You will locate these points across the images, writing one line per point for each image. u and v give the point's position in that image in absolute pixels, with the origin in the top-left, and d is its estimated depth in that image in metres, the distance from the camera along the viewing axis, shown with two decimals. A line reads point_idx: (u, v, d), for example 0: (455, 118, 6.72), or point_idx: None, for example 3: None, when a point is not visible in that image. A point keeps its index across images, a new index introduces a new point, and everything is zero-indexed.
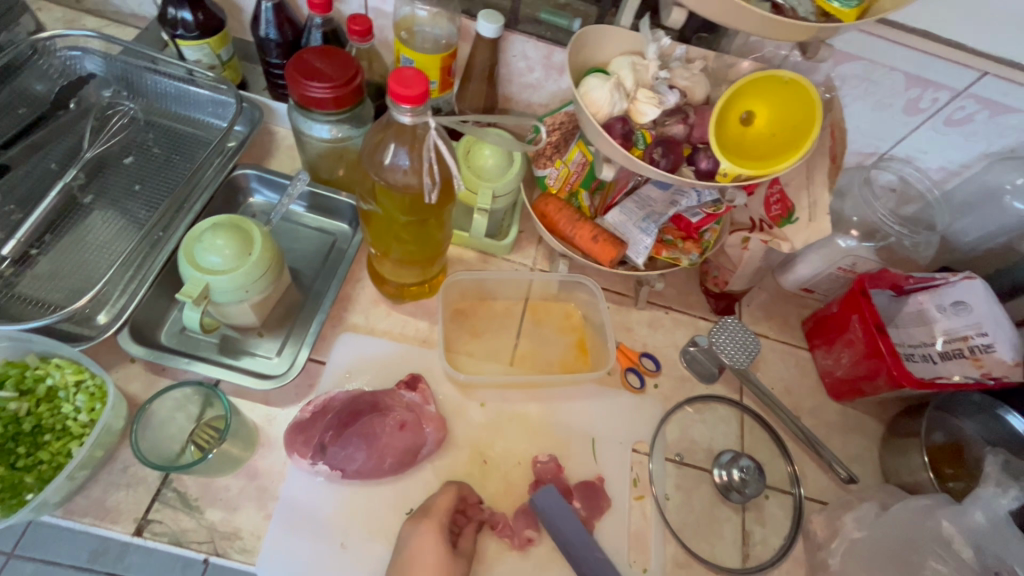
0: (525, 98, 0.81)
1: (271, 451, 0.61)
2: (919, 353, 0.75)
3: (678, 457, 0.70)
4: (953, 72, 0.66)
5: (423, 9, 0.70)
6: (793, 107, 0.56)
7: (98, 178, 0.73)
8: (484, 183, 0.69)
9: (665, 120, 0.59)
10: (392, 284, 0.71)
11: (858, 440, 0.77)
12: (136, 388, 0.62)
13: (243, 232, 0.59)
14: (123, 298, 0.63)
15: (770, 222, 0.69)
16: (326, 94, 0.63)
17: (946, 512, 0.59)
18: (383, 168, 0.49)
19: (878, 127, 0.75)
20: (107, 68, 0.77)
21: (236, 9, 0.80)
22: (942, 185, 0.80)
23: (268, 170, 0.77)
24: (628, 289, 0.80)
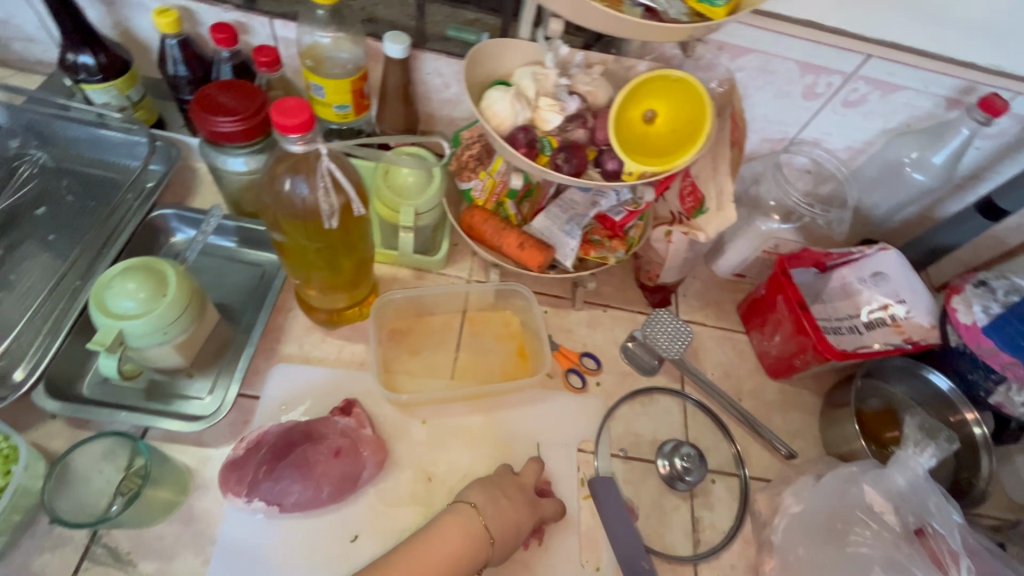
0: (446, 113, 0.82)
1: (205, 493, 0.60)
2: (846, 326, 0.77)
3: (623, 451, 0.71)
4: (841, 57, 0.69)
5: (325, 35, 0.70)
6: (686, 103, 0.58)
7: (8, 232, 0.71)
8: (404, 202, 0.69)
9: (568, 126, 0.61)
10: (321, 311, 0.70)
11: (799, 415, 0.79)
12: (58, 445, 0.60)
13: (156, 273, 0.58)
14: (38, 353, 0.61)
15: (686, 215, 0.71)
16: (234, 128, 0.62)
17: (868, 478, 0.62)
18: (283, 197, 0.49)
19: (783, 114, 0.78)
20: (11, 119, 0.75)
21: (142, 49, 0.79)
22: (851, 163, 0.85)
23: (187, 208, 0.75)
24: (565, 291, 0.82)
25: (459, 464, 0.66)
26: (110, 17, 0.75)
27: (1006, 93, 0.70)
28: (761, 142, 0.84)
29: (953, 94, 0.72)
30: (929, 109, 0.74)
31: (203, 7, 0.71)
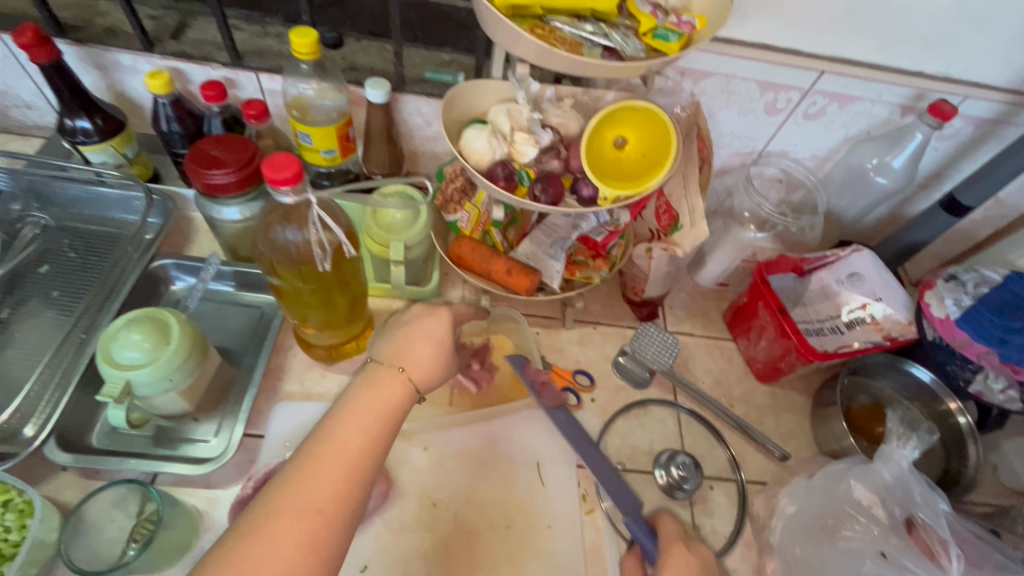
0: (429, 149, 0.86)
1: (216, 534, 0.62)
2: (828, 327, 0.79)
3: (621, 464, 0.73)
4: (797, 74, 0.74)
5: (309, 86, 0.73)
6: (652, 130, 0.62)
7: (13, 292, 0.73)
8: (394, 238, 0.72)
9: (542, 157, 0.64)
10: (319, 347, 0.72)
11: (791, 416, 0.81)
12: (70, 496, 0.62)
13: (160, 322, 0.61)
14: (47, 408, 0.62)
15: (663, 232, 0.74)
16: (229, 179, 0.66)
17: (855, 473, 0.64)
18: (278, 243, 0.52)
19: (749, 129, 0.82)
20: (12, 183, 0.78)
21: (136, 108, 0.83)
22: (818, 170, 0.88)
23: (185, 257, 0.78)
24: (555, 312, 0.84)
25: (460, 485, 0.68)
26: (104, 81, 0.79)
27: (954, 97, 0.75)
28: (732, 157, 0.88)
29: (905, 101, 0.76)
30: (885, 116, 0.79)
31: (193, 67, 0.75)
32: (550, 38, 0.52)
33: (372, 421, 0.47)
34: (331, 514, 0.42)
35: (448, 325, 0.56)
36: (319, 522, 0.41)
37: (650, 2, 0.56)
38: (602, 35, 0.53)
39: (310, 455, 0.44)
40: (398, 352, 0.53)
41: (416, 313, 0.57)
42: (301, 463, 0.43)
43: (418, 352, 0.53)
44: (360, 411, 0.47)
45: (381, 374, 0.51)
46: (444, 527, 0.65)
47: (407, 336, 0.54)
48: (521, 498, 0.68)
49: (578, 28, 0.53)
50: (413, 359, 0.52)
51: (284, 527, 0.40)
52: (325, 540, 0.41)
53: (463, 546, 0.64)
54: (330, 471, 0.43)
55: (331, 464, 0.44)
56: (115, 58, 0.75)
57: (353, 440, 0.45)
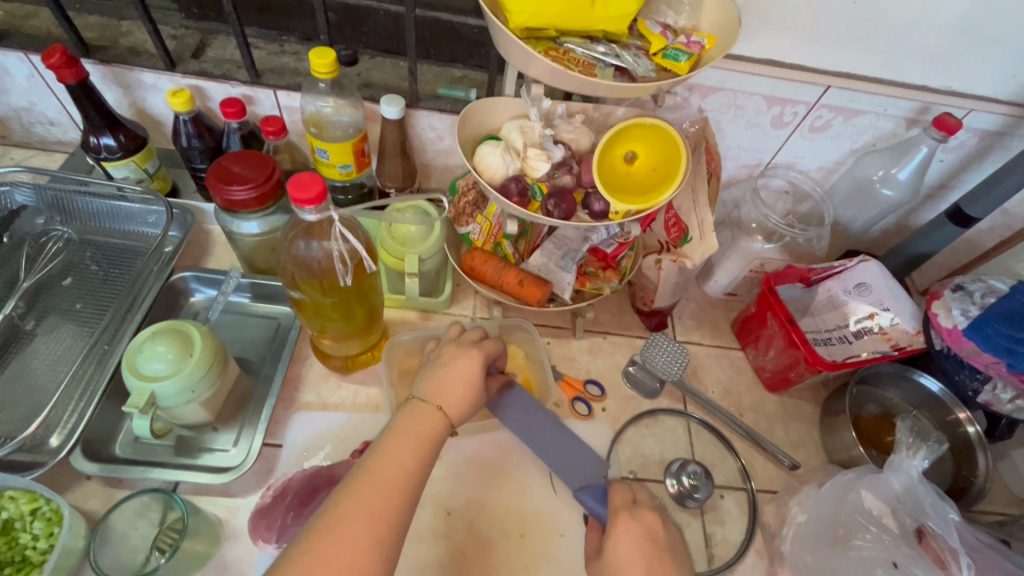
0: (441, 162, 0.88)
1: (237, 542, 0.63)
2: (836, 336, 0.80)
3: (633, 473, 0.74)
4: (803, 89, 0.75)
5: (327, 103, 0.75)
6: (662, 146, 0.64)
7: (38, 304, 0.75)
8: (409, 250, 0.74)
9: (555, 172, 0.66)
10: (336, 358, 0.74)
11: (800, 425, 0.82)
12: (94, 504, 0.63)
13: (182, 334, 0.63)
14: (73, 418, 0.64)
15: (672, 243, 0.75)
16: (249, 195, 0.67)
17: (866, 483, 0.65)
18: (301, 258, 0.54)
19: (756, 142, 0.84)
20: (37, 198, 0.80)
21: (157, 124, 0.85)
22: (825, 182, 0.90)
23: (205, 270, 0.80)
24: (565, 322, 0.86)
25: (474, 494, 0.69)
26: (126, 98, 0.81)
27: (958, 110, 0.76)
28: (739, 168, 0.89)
29: (910, 114, 0.77)
30: (890, 129, 0.80)
31: (213, 84, 0.77)
32: (563, 60, 0.54)
33: (415, 450, 0.50)
34: (387, 531, 0.44)
35: (480, 361, 0.58)
36: (377, 537, 0.43)
37: (660, 23, 0.57)
38: (614, 55, 0.55)
39: (366, 475, 0.47)
40: (436, 387, 0.55)
41: (450, 352, 0.59)
42: (355, 484, 0.46)
43: (453, 389, 0.55)
44: (404, 440, 0.50)
45: (420, 408, 0.53)
46: (458, 536, 0.66)
47: (442, 373, 0.57)
48: (533, 508, 0.69)
49: (590, 49, 0.55)
50: (450, 393, 0.55)
51: (346, 543, 0.42)
52: (387, 543, 0.44)
53: (476, 554, 0.65)
54: (384, 489, 0.46)
55: (386, 482, 0.46)
56: (138, 77, 0.77)
57: (399, 467, 0.48)
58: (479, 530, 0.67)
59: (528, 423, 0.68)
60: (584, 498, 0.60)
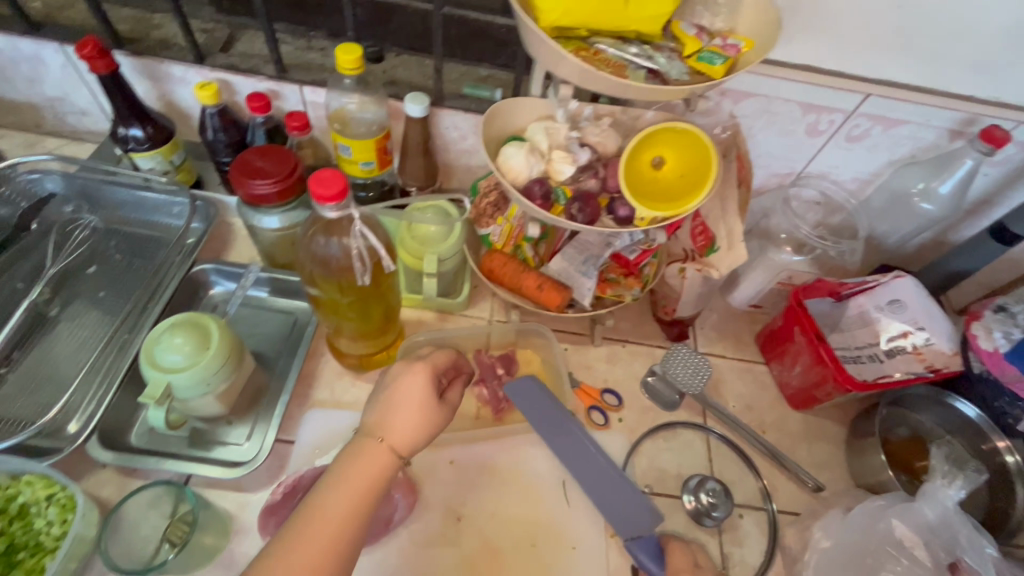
0: (463, 162, 0.87)
1: (246, 537, 0.63)
2: (865, 354, 0.77)
3: (648, 487, 0.72)
4: (841, 97, 0.72)
5: (353, 99, 0.75)
6: (692, 151, 0.62)
7: (63, 291, 0.76)
8: (428, 250, 0.74)
9: (580, 176, 0.65)
10: (351, 356, 0.73)
11: (824, 446, 0.79)
12: (109, 493, 0.63)
13: (200, 328, 0.62)
14: (91, 405, 0.65)
15: (698, 253, 0.73)
16: (270, 190, 0.67)
17: (896, 511, 0.62)
18: (319, 255, 0.53)
19: (789, 150, 0.81)
20: (67, 186, 0.82)
21: (185, 117, 0.86)
22: (860, 194, 0.86)
23: (226, 263, 0.80)
24: (583, 328, 0.84)
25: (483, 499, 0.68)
26: (155, 91, 0.82)
27: (1007, 122, 0.72)
28: (769, 177, 0.86)
29: (954, 125, 0.74)
30: (932, 140, 0.76)
31: (240, 78, 0.78)
32: (594, 60, 0.52)
33: (357, 492, 0.46)
34: None
35: (429, 383, 0.52)
36: None
37: (695, 25, 0.56)
38: (646, 57, 0.53)
39: (294, 529, 0.43)
40: (381, 420, 0.50)
41: (398, 369, 0.54)
42: (282, 541, 0.43)
43: (400, 420, 0.50)
44: (342, 488, 0.46)
45: (365, 446, 0.48)
46: (468, 543, 0.65)
47: (388, 397, 0.52)
48: (544, 518, 0.68)
49: (622, 50, 0.53)
50: (397, 427, 0.50)
51: None
52: None
53: (488, 563, 0.64)
54: (311, 546, 0.43)
55: (314, 538, 0.43)
56: (167, 69, 0.78)
57: (338, 518, 0.44)
58: (492, 537, 0.66)
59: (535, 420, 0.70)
60: (634, 549, 0.64)
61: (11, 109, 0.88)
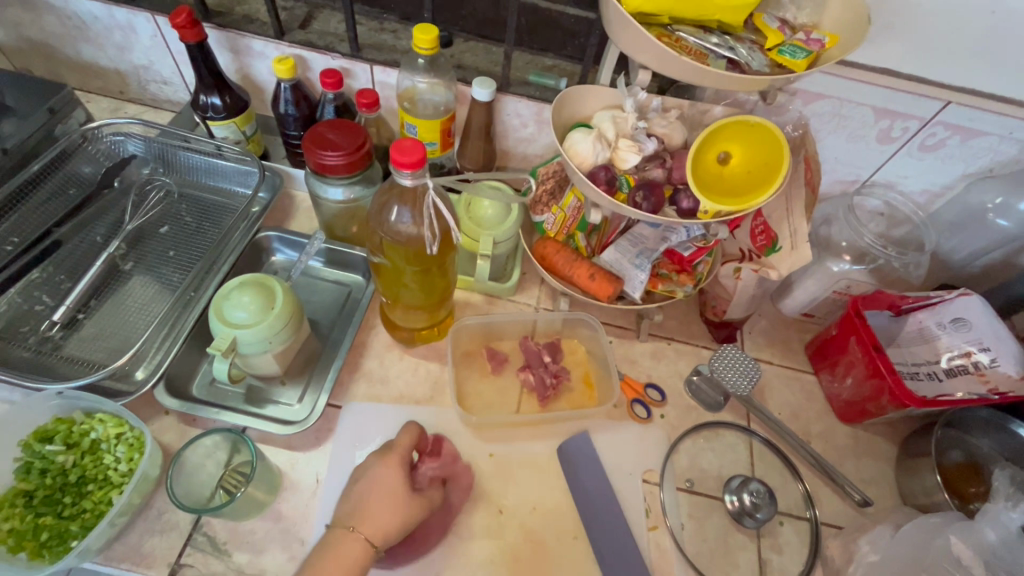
0: (521, 150, 0.88)
1: (294, 494, 0.65)
2: (923, 371, 0.74)
3: (688, 484, 0.71)
4: (919, 104, 0.70)
5: (422, 80, 0.76)
6: (763, 147, 0.61)
7: (137, 247, 0.80)
8: (484, 232, 0.74)
9: (645, 166, 0.66)
10: (404, 330, 0.75)
11: (873, 462, 0.76)
12: (170, 438, 0.66)
13: (267, 288, 0.65)
14: (159, 355, 0.68)
15: (757, 252, 0.72)
16: (339, 161, 0.69)
17: (955, 529, 0.60)
18: (391, 227, 0.57)
19: (856, 157, 0.79)
20: (146, 149, 0.86)
21: (258, 91, 0.90)
22: (928, 207, 0.84)
23: (289, 232, 0.83)
24: (629, 323, 0.83)
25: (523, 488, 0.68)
26: (235, 63, 0.85)
27: None
28: (833, 184, 0.84)
29: None
30: (1012, 155, 0.73)
31: (315, 55, 0.80)
32: (676, 47, 0.53)
33: None
34: None
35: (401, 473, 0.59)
36: None
37: (778, 18, 0.56)
38: (727, 47, 0.53)
39: None
40: (356, 513, 0.57)
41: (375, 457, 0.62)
42: None
43: (374, 510, 0.56)
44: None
45: (337, 537, 0.55)
46: (509, 536, 0.65)
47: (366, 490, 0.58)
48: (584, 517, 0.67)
49: (703, 39, 0.53)
50: (372, 520, 0.56)
51: None
52: None
53: (530, 555, 0.64)
54: None
55: None
56: (249, 43, 0.81)
57: None
58: (534, 530, 0.66)
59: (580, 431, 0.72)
60: None
61: (98, 75, 0.94)
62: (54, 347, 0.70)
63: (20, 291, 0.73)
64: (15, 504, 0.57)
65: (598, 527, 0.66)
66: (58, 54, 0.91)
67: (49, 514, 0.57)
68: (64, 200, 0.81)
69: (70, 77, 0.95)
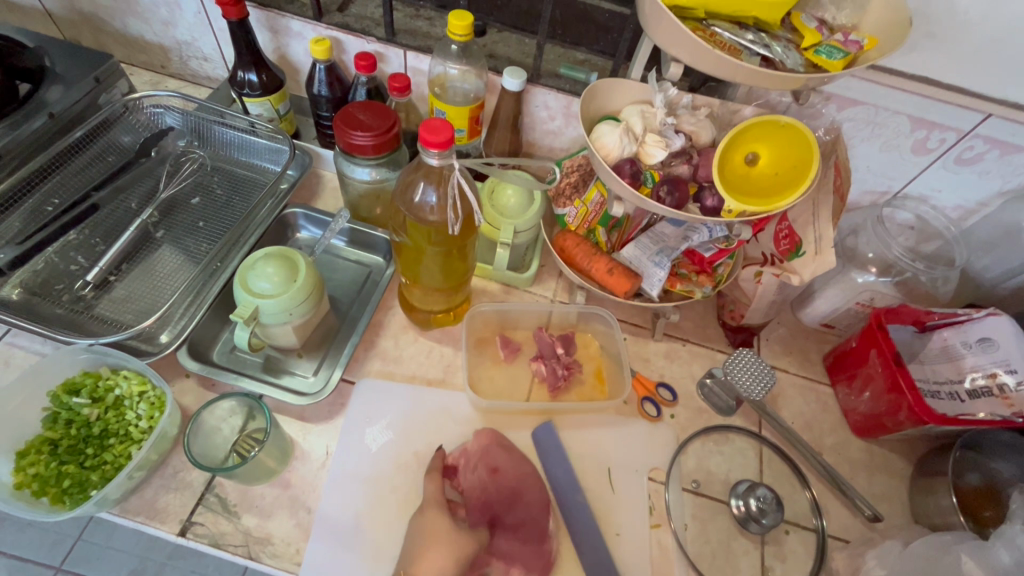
0: (547, 143, 0.89)
1: (304, 463, 0.66)
2: (944, 391, 0.73)
3: (694, 485, 0.71)
4: (958, 115, 0.68)
5: (454, 67, 0.77)
6: (793, 149, 0.60)
7: (169, 216, 0.83)
8: (506, 220, 0.75)
9: (672, 162, 0.65)
10: (421, 312, 0.76)
11: (885, 478, 0.75)
12: (189, 401, 0.68)
13: (290, 261, 0.67)
14: (184, 320, 0.70)
15: (780, 256, 0.71)
16: (367, 142, 0.70)
17: (965, 547, 0.59)
18: (416, 205, 0.58)
19: (889, 167, 0.78)
20: (183, 122, 0.89)
21: (294, 71, 0.91)
22: (960, 223, 0.82)
23: (315, 209, 0.85)
24: (645, 321, 0.83)
25: (530, 476, 0.67)
26: (273, 43, 0.87)
27: None
28: (862, 194, 0.83)
29: None
30: None
31: (351, 38, 0.82)
32: (710, 41, 0.52)
33: None
34: None
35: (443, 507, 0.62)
36: None
37: (816, 18, 0.55)
38: (762, 44, 0.53)
39: None
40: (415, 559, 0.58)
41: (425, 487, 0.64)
42: None
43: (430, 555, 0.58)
44: None
45: None
46: None
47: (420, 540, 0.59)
48: (587, 517, 0.66)
49: (738, 35, 0.53)
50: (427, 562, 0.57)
51: None
52: None
53: None
54: None
55: None
56: (288, 23, 0.83)
57: None
58: (549, 521, 0.65)
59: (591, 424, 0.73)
60: None
61: (142, 48, 0.97)
62: (86, 305, 0.73)
63: (56, 252, 0.76)
64: (40, 451, 0.59)
65: (601, 522, 0.66)
66: (106, 27, 0.95)
67: (72, 463, 0.59)
68: (104, 167, 0.84)
69: (115, 49, 0.99)
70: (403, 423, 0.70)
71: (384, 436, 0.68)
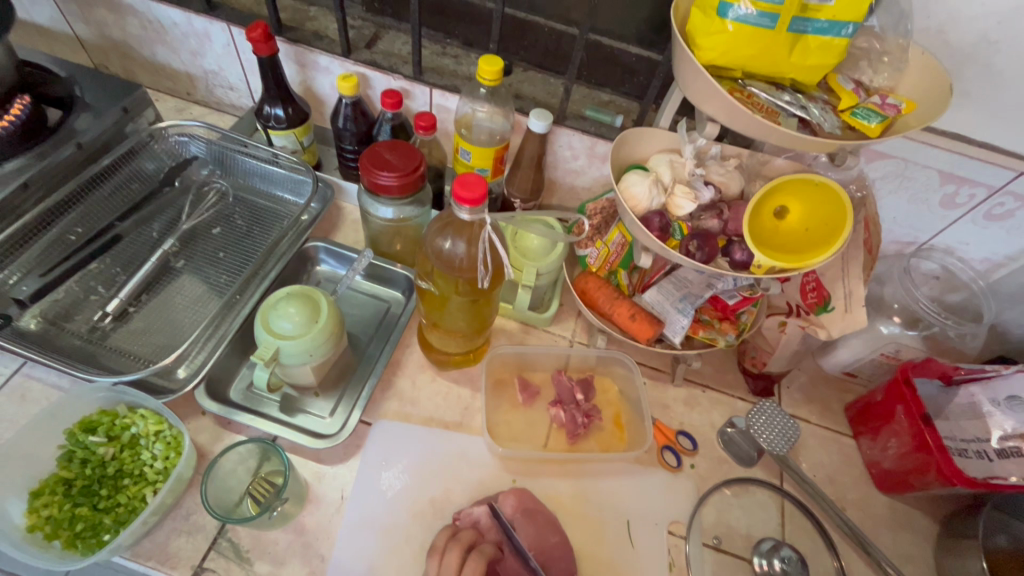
0: (568, 182, 0.88)
1: (318, 507, 0.65)
2: (972, 449, 0.69)
3: (715, 541, 0.69)
4: (990, 172, 0.67)
5: (482, 108, 0.77)
6: (825, 206, 0.60)
7: (189, 246, 0.83)
8: (529, 263, 0.75)
9: (700, 215, 0.65)
10: (439, 352, 0.75)
11: (910, 538, 0.73)
12: (204, 439, 0.68)
13: (313, 301, 0.66)
14: (201, 356, 0.69)
15: (807, 308, 0.71)
16: (393, 182, 0.70)
17: None
18: (444, 254, 0.59)
19: (916, 218, 0.77)
20: (207, 151, 0.89)
21: (319, 103, 0.92)
22: (988, 275, 0.80)
23: (336, 243, 0.85)
24: (664, 365, 0.82)
25: (557, 547, 0.63)
26: (300, 76, 0.88)
27: None
28: (888, 243, 0.82)
29: None
30: None
31: (378, 75, 0.82)
32: (747, 103, 0.53)
33: None
34: None
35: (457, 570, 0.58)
36: None
37: (853, 80, 0.55)
38: (800, 106, 0.53)
39: None
40: None
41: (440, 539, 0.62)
42: None
43: None
44: None
45: None
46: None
47: None
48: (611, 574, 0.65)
49: (775, 96, 0.53)
50: None
51: None
52: None
53: None
54: None
55: None
56: (316, 58, 0.84)
57: None
58: None
59: (610, 470, 0.72)
60: None
61: (169, 76, 0.98)
62: (103, 337, 0.72)
63: (77, 281, 0.76)
64: (54, 491, 0.59)
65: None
66: (135, 54, 0.96)
67: (85, 505, 0.58)
68: (127, 195, 0.84)
69: (142, 76, 0.99)
70: (420, 467, 0.69)
71: (399, 482, 0.67)
